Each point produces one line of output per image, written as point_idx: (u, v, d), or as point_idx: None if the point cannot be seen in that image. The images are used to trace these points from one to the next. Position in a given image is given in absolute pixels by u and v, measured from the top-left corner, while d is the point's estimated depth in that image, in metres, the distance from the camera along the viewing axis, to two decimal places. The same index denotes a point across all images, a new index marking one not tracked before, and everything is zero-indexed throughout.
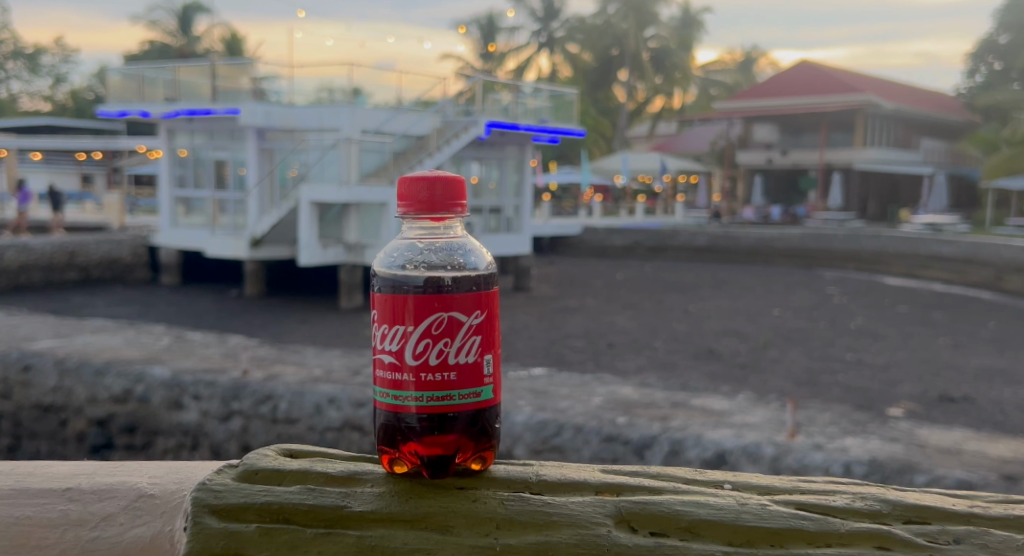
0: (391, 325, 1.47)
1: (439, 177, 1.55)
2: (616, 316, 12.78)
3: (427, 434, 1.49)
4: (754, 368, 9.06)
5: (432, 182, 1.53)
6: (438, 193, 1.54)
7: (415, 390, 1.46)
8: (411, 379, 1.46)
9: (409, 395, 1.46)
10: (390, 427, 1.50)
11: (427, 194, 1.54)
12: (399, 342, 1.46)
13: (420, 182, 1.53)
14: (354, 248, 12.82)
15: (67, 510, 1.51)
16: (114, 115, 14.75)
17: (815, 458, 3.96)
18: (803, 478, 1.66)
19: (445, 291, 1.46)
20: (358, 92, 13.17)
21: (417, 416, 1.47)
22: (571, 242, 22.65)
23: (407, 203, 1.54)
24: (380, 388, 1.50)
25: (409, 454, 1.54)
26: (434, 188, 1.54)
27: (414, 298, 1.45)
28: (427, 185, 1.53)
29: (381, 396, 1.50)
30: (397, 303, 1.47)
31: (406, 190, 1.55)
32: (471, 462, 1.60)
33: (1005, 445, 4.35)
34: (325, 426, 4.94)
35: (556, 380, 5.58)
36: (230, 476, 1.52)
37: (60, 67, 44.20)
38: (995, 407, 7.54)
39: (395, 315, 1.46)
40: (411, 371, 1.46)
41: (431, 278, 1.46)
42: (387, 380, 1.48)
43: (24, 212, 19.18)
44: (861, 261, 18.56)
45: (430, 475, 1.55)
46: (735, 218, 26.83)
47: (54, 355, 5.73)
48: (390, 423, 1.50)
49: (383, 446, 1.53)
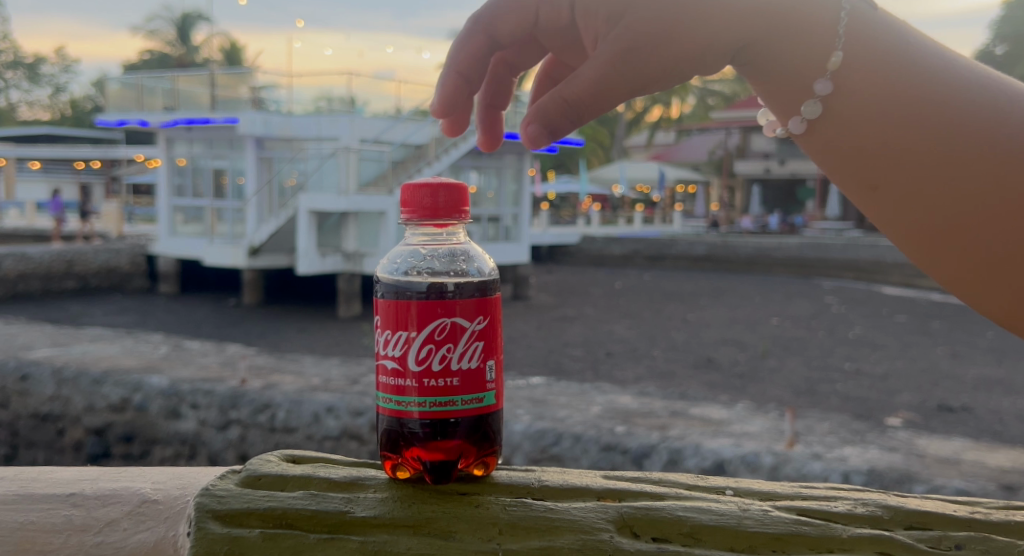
0: (394, 331, 1.47)
1: (442, 183, 1.55)
2: (615, 325, 12.83)
3: (429, 439, 1.49)
4: (752, 377, 9.09)
5: (436, 189, 1.54)
6: (440, 200, 1.55)
7: (418, 395, 1.46)
8: (413, 385, 1.46)
9: (411, 400, 1.47)
10: (392, 433, 1.50)
11: (429, 200, 1.54)
12: (403, 347, 1.46)
13: (424, 188, 1.54)
14: (353, 257, 12.83)
15: (71, 515, 1.52)
16: (112, 124, 14.88)
17: (815, 468, 3.96)
18: (802, 486, 1.67)
19: (447, 297, 1.46)
20: (356, 101, 13.23)
21: (419, 422, 1.47)
22: (569, 251, 22.77)
23: (409, 209, 1.55)
24: (383, 393, 1.50)
25: (412, 459, 1.55)
26: (436, 194, 1.55)
27: (417, 302, 1.46)
28: (431, 192, 1.54)
29: (383, 402, 1.50)
30: (400, 309, 1.47)
31: (409, 196, 1.56)
32: (473, 469, 1.61)
33: (1005, 455, 4.35)
34: (323, 435, 4.89)
35: (554, 389, 5.59)
36: (233, 483, 1.53)
37: (59, 77, 44.54)
38: (993, 416, 7.55)
39: (398, 320, 1.47)
40: (414, 377, 1.46)
41: (434, 284, 1.46)
42: (390, 385, 1.49)
43: (52, 219, 19.30)
44: (860, 271, 18.59)
45: (432, 481, 1.56)
46: (734, 227, 27.13)
47: (53, 364, 5.74)
48: (393, 429, 1.50)
49: (387, 451, 1.54)
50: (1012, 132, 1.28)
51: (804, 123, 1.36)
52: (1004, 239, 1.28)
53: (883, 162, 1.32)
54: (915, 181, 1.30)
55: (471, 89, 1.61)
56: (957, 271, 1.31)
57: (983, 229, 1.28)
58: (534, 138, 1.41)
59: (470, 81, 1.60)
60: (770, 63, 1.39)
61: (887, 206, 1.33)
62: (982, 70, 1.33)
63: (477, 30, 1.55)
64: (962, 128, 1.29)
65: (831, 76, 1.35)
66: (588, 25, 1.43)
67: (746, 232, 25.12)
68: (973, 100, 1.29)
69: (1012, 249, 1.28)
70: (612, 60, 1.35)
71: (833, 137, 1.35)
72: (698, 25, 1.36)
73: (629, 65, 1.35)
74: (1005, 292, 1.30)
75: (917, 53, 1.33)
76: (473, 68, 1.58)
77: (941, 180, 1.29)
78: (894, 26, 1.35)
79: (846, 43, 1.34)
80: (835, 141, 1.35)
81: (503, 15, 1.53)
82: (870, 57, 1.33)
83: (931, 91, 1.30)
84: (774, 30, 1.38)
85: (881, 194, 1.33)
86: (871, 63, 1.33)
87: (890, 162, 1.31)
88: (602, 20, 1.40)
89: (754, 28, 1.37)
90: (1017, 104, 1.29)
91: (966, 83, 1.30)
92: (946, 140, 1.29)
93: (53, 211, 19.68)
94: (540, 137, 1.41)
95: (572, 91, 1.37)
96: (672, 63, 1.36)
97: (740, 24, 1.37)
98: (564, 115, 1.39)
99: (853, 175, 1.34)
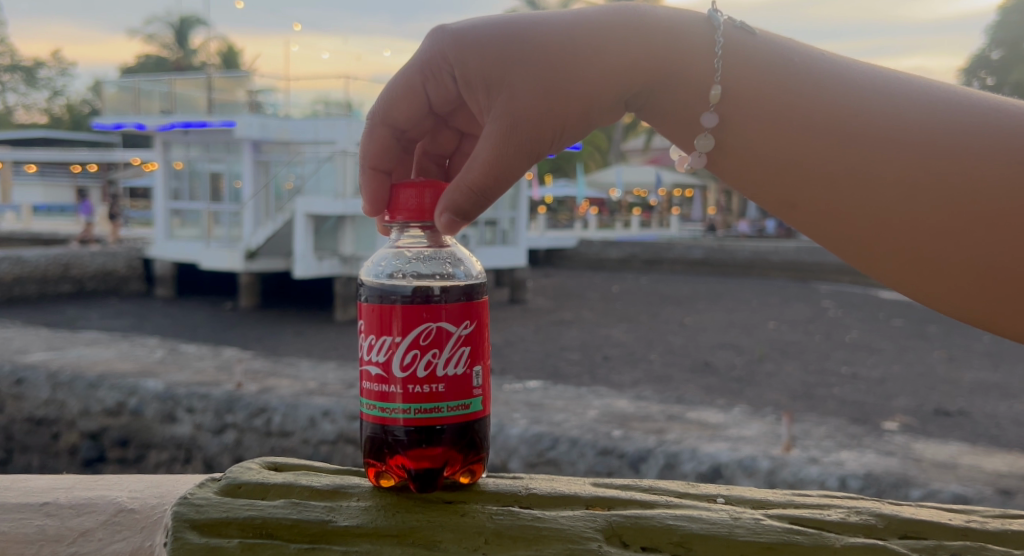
0: (378, 336, 1.44)
1: (429, 185, 1.55)
2: (612, 329, 12.79)
3: (414, 446, 1.46)
4: (749, 381, 9.03)
5: (423, 190, 1.54)
6: (428, 201, 1.55)
7: (403, 402, 1.43)
8: (399, 391, 1.43)
9: (396, 407, 1.43)
10: (377, 439, 1.47)
11: (416, 202, 1.54)
12: (387, 352, 1.43)
13: (410, 190, 1.54)
14: (349, 260, 12.77)
15: (43, 525, 1.48)
16: (109, 127, 14.85)
17: (811, 472, 3.91)
18: (796, 493, 1.64)
19: (433, 301, 1.43)
20: (353, 106, 13.01)
21: (404, 429, 1.43)
22: (567, 254, 22.88)
23: (399, 212, 1.55)
24: (367, 399, 1.46)
25: (395, 467, 1.53)
26: (423, 196, 1.54)
27: (402, 307, 1.42)
28: (417, 194, 1.54)
29: (367, 408, 1.46)
30: (384, 313, 1.43)
31: (398, 199, 1.55)
32: (460, 476, 1.59)
33: (1003, 459, 4.31)
34: (319, 439, 4.82)
35: (551, 393, 5.54)
36: (213, 491, 1.50)
37: (56, 80, 44.53)
38: (990, 421, 7.53)
39: (382, 324, 1.43)
40: (399, 383, 1.43)
41: (420, 288, 1.43)
42: (374, 391, 1.45)
43: (84, 221, 19.69)
44: (856, 275, 18.68)
45: (417, 489, 1.54)
46: (730, 232, 27.26)
47: (48, 367, 5.71)
48: (377, 436, 1.46)
49: (370, 458, 1.51)
50: (904, 129, 1.40)
51: (703, 157, 1.50)
52: (924, 235, 1.40)
53: (791, 184, 1.45)
54: (825, 201, 1.44)
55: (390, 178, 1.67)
56: (890, 268, 1.43)
57: (899, 228, 1.41)
58: (446, 227, 1.50)
59: (386, 174, 1.66)
60: (665, 104, 1.53)
61: (808, 223, 1.46)
62: (866, 74, 1.45)
63: (377, 124, 1.62)
64: (856, 138, 1.41)
65: (716, 109, 1.49)
66: (470, 96, 1.51)
67: (742, 235, 25.24)
68: (863, 106, 1.42)
69: (934, 241, 1.39)
70: (503, 134, 1.45)
71: (739, 170, 1.50)
72: (582, 81, 1.45)
73: (522, 131, 1.45)
74: (960, 292, 1.41)
75: (800, 70, 1.46)
76: (388, 161, 1.65)
77: (850, 189, 1.42)
78: (772, 49, 1.48)
79: (725, 76, 1.48)
80: (746, 171, 1.49)
81: (395, 103, 1.60)
82: (748, 88, 1.47)
83: (822, 108, 1.43)
84: (660, 71, 1.50)
85: (801, 211, 1.46)
86: (753, 93, 1.47)
87: (797, 182, 1.45)
88: (481, 90, 1.48)
89: (639, 76, 1.48)
90: (903, 104, 1.41)
91: (854, 97, 1.43)
92: (846, 151, 1.41)
93: (82, 213, 20.06)
94: (452, 226, 1.50)
95: (474, 178, 1.47)
96: (560, 120, 1.45)
97: (624, 71, 1.47)
98: (472, 202, 1.49)
99: (771, 198, 1.48)
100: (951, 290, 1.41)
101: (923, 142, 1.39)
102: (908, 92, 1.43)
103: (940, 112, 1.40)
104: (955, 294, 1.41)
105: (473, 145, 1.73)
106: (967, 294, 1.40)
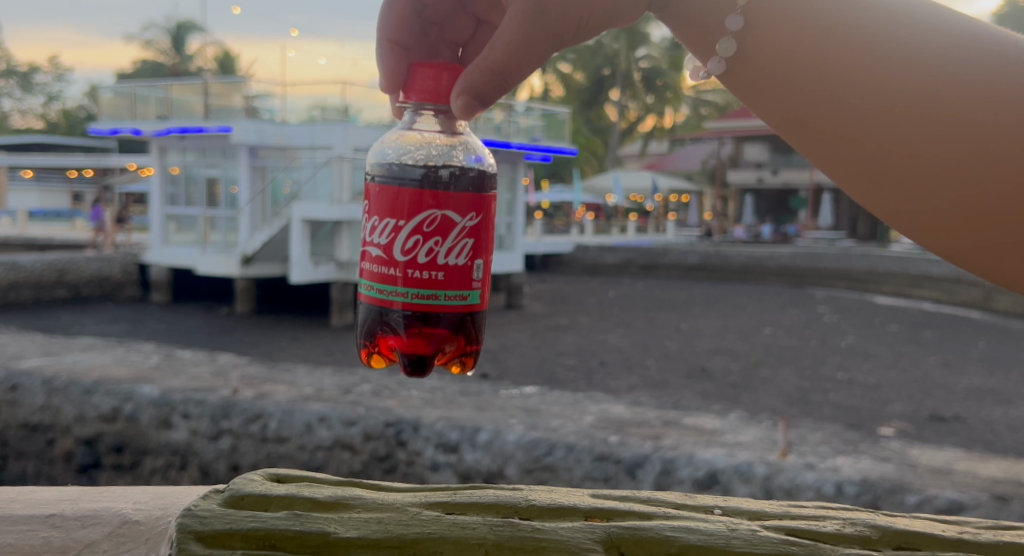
0: (384, 218, 1.53)
1: (446, 67, 1.60)
2: (608, 334, 12.82)
3: (412, 329, 1.57)
4: (745, 387, 9.06)
5: (442, 72, 1.59)
6: (444, 83, 1.59)
7: (403, 286, 1.52)
8: (401, 275, 1.52)
9: (396, 290, 1.52)
10: (375, 320, 1.57)
11: (433, 84, 1.59)
12: (390, 234, 1.52)
13: (428, 71, 1.59)
14: (345, 266, 12.79)
15: (48, 538, 1.49)
16: (106, 132, 14.92)
17: (807, 478, 3.94)
18: (792, 504, 1.66)
19: (441, 188, 1.52)
20: (349, 110, 13.11)
21: (403, 313, 1.53)
22: (564, 260, 22.56)
23: (415, 93, 1.61)
24: (368, 280, 1.56)
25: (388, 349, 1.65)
26: (441, 77, 1.59)
27: (411, 191, 1.52)
28: (435, 76, 1.59)
29: (367, 289, 1.56)
30: (394, 194, 1.53)
31: (416, 81, 1.61)
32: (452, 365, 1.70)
33: (997, 466, 4.34)
34: (315, 444, 4.84)
35: (548, 399, 5.56)
36: (217, 502, 1.51)
37: (52, 85, 44.42)
38: (985, 427, 7.55)
39: (391, 208, 1.52)
40: (401, 267, 1.51)
41: (429, 174, 1.52)
42: (376, 273, 1.54)
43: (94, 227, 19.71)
44: (851, 280, 18.78)
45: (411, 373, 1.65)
46: (726, 237, 27.35)
47: (43, 374, 5.69)
48: (375, 317, 1.56)
49: (366, 339, 1.64)
50: (933, 57, 1.31)
51: (722, 64, 1.39)
52: (938, 173, 1.31)
53: (805, 101, 1.35)
54: (837, 124, 1.34)
55: (409, 56, 1.74)
56: (896, 207, 1.35)
57: (912, 162, 1.32)
58: (463, 109, 1.53)
59: (407, 49, 1.73)
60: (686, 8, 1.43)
61: (815, 145, 1.37)
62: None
63: None
64: (875, 62, 1.32)
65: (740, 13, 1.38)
66: None
67: (738, 241, 25.38)
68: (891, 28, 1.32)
69: (949, 182, 1.31)
70: (528, 15, 1.39)
71: (750, 81, 1.39)
72: None
73: (546, 19, 1.39)
74: (964, 240, 1.33)
75: None
76: (408, 36, 1.73)
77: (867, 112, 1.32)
78: None
79: None
80: (759, 87, 1.39)
81: None
82: None
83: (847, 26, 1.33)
84: None
85: (807, 133, 1.36)
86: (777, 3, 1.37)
87: (812, 100, 1.35)
88: None
89: None
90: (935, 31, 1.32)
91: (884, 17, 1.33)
92: (867, 75, 1.32)
93: (91, 219, 20.12)
94: (470, 105, 1.51)
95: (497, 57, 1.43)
96: (582, 14, 1.39)
97: None
98: (492, 84, 1.47)
99: (778, 114, 1.38)
100: (953, 238, 1.34)
101: (951, 73, 1.30)
102: (941, 19, 1.33)
103: (974, 42, 1.31)
104: (956, 242, 1.34)
105: (488, 33, 1.76)
106: (967, 245, 1.33)
